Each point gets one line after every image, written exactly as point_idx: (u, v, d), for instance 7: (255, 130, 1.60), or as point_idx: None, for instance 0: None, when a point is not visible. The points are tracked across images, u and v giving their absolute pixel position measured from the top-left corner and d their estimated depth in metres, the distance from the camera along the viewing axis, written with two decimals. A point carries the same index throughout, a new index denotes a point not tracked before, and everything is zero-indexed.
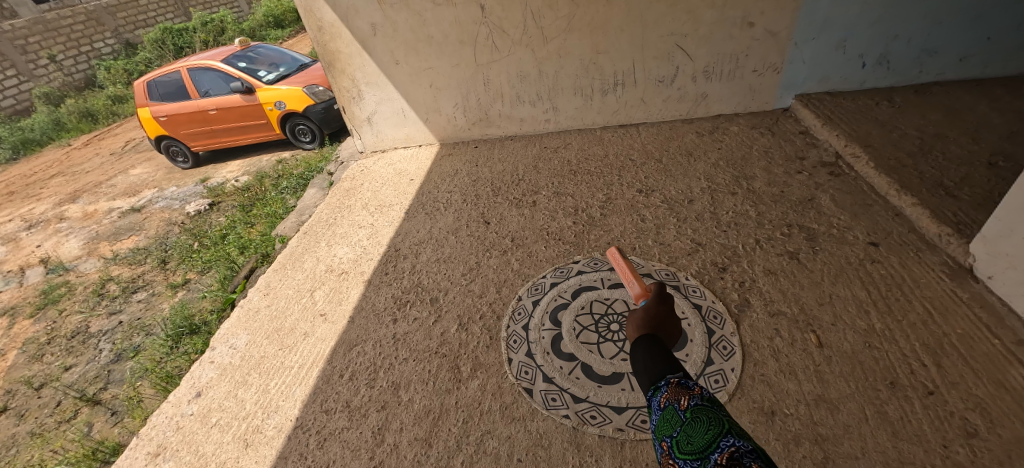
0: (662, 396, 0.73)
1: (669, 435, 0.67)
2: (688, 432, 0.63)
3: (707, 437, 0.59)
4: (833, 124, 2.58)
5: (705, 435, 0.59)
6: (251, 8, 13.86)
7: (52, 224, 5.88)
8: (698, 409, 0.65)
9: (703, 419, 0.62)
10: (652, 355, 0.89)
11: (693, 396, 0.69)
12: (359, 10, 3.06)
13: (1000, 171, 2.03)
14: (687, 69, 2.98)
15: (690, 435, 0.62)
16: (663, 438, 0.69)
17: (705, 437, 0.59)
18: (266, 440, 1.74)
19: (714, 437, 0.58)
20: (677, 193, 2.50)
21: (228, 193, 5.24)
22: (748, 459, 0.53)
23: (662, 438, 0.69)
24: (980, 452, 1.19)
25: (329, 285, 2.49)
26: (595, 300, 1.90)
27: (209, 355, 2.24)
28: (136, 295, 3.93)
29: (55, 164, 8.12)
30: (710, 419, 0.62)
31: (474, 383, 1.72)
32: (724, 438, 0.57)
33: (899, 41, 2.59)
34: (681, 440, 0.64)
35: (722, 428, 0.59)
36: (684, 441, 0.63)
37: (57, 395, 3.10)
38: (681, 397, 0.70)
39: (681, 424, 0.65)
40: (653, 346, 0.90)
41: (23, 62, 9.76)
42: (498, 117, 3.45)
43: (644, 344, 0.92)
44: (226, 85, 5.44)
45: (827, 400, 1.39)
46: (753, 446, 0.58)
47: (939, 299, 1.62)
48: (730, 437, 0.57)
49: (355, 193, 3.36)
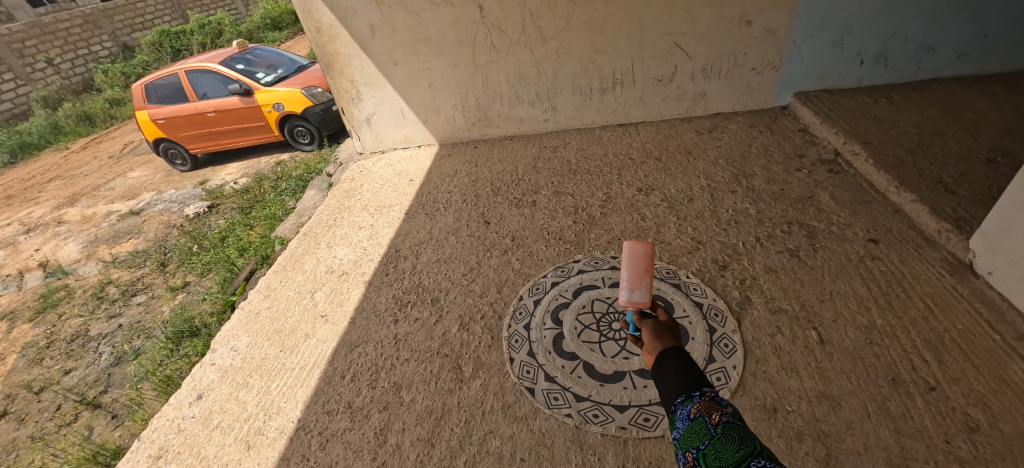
0: (693, 405, 0.71)
1: (693, 447, 0.66)
2: (716, 448, 0.61)
3: (737, 456, 0.57)
4: (832, 122, 2.59)
5: (735, 454, 0.58)
6: (247, 10, 13.86)
7: (51, 228, 5.86)
8: (729, 426, 0.63)
9: (734, 436, 0.60)
10: (688, 365, 0.80)
11: (724, 412, 0.67)
12: (357, 11, 3.07)
13: (999, 167, 2.03)
14: (686, 68, 2.98)
15: (718, 450, 0.61)
16: (686, 448, 0.68)
17: (734, 455, 0.58)
18: (269, 442, 1.73)
19: (745, 457, 0.57)
20: (676, 191, 2.51)
21: (228, 196, 5.21)
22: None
23: (685, 448, 0.67)
24: (982, 447, 1.19)
25: (329, 287, 2.49)
26: (596, 299, 1.90)
27: (210, 358, 2.23)
28: (135, 298, 3.92)
29: (53, 167, 8.12)
30: (740, 437, 0.60)
31: (476, 383, 1.72)
32: (755, 459, 0.56)
33: (897, 38, 2.60)
34: (707, 454, 0.62)
35: (754, 449, 0.58)
36: (711, 455, 0.61)
37: (57, 399, 3.08)
38: (712, 412, 0.68)
39: (709, 438, 0.64)
40: (691, 358, 0.82)
41: (19, 65, 9.73)
42: (497, 117, 3.45)
43: (680, 354, 0.83)
44: (224, 87, 5.42)
45: (829, 397, 1.39)
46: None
47: (939, 294, 1.62)
48: (762, 459, 0.56)
49: (354, 194, 3.35)
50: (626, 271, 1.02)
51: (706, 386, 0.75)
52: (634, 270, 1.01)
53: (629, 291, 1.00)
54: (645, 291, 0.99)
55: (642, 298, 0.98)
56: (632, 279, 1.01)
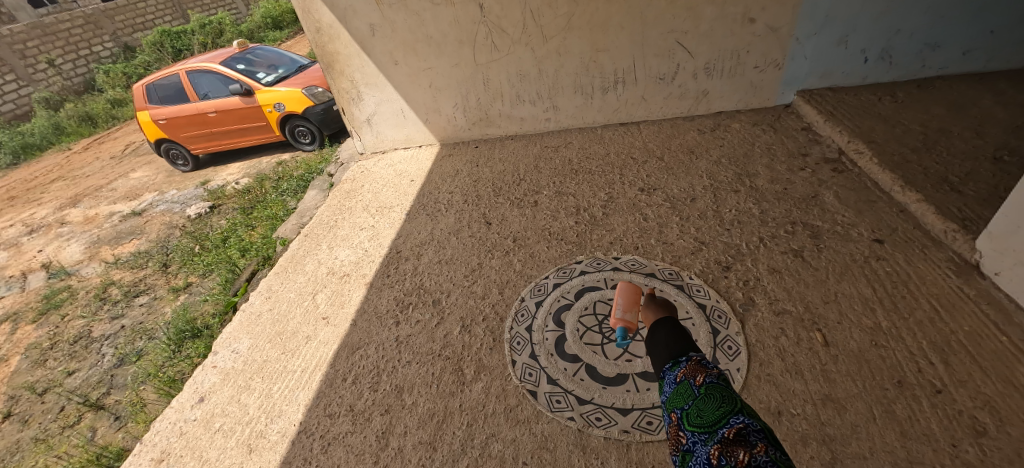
0: (681, 368, 0.87)
1: (679, 407, 0.78)
2: (699, 406, 0.73)
3: (717, 413, 0.68)
4: (836, 120, 2.56)
5: (715, 411, 0.68)
6: (248, 10, 13.86)
7: (53, 229, 5.88)
8: (712, 387, 0.75)
9: (717, 396, 0.72)
10: (675, 335, 1.02)
11: (708, 375, 0.80)
12: (357, 11, 3.05)
13: (1005, 166, 2.01)
14: (687, 67, 2.96)
15: (701, 408, 0.72)
16: (672, 409, 0.79)
17: (716, 413, 0.68)
18: (270, 445, 1.73)
19: (725, 413, 0.67)
20: (678, 191, 2.49)
21: (229, 196, 5.22)
22: (754, 437, 0.61)
23: (672, 408, 0.80)
24: (989, 451, 1.18)
25: (330, 288, 2.48)
26: (598, 301, 1.89)
27: (211, 360, 2.23)
28: (137, 300, 3.93)
29: (55, 168, 8.14)
30: (722, 398, 0.71)
31: (478, 385, 1.71)
32: (734, 416, 0.66)
33: (902, 35, 2.57)
34: (691, 412, 0.73)
35: (734, 407, 0.68)
36: (694, 414, 0.72)
37: (61, 400, 3.09)
38: (697, 375, 0.81)
39: (693, 398, 0.76)
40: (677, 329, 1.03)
41: (22, 67, 9.77)
42: (498, 117, 3.44)
43: (670, 324, 1.05)
44: (225, 87, 5.43)
45: (834, 400, 1.38)
46: (758, 424, 0.66)
47: (946, 296, 1.61)
48: (740, 415, 0.66)
49: (355, 195, 3.35)
50: (620, 299, 1.37)
51: (692, 352, 0.93)
52: (626, 298, 1.37)
53: (621, 312, 1.36)
54: (633, 315, 1.36)
55: (630, 318, 1.35)
56: (623, 305, 1.37)
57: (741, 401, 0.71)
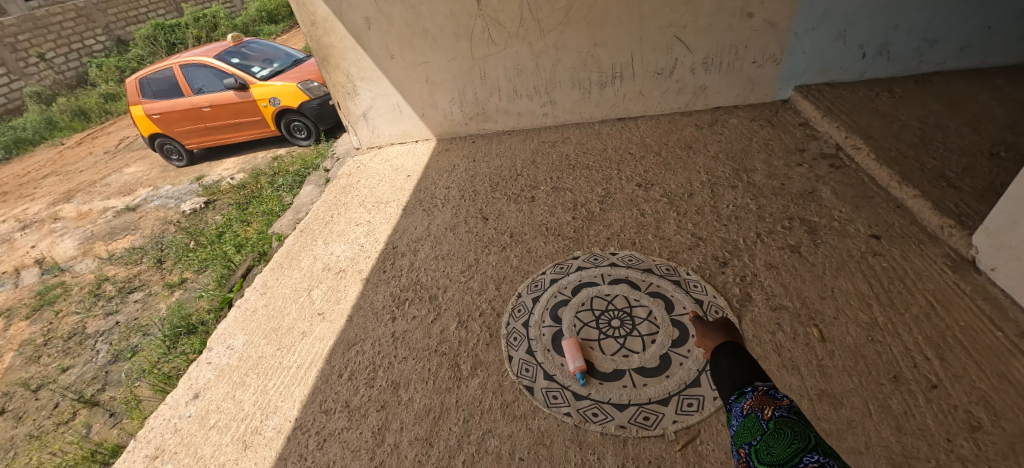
0: (747, 400, 0.86)
1: (747, 442, 0.77)
2: (767, 443, 0.71)
3: (789, 451, 0.65)
4: (834, 116, 2.56)
5: (787, 448, 0.66)
6: (244, 4, 13.71)
7: (47, 225, 5.82)
8: (779, 420, 0.74)
9: (786, 429, 0.71)
10: (740, 361, 0.99)
11: (776, 407, 0.79)
12: (352, 4, 3.01)
13: (1002, 161, 2.01)
14: (686, 61, 2.94)
15: (768, 444, 0.71)
16: (741, 444, 0.80)
17: (787, 449, 0.66)
18: (266, 441, 1.72)
19: (795, 450, 0.64)
20: (676, 186, 2.48)
21: (224, 191, 5.18)
22: None
23: (740, 442, 0.80)
24: (984, 445, 1.18)
25: (326, 284, 2.46)
26: (595, 297, 1.88)
27: (206, 356, 2.22)
28: (132, 295, 3.90)
29: (48, 163, 8.05)
30: (793, 433, 0.69)
31: (474, 381, 1.71)
32: (807, 454, 0.62)
33: (900, 31, 2.56)
34: (760, 448, 0.73)
35: (806, 443, 0.65)
36: (763, 450, 0.72)
37: (55, 397, 3.07)
38: (764, 407, 0.80)
39: (761, 432, 0.75)
40: (743, 355, 1.00)
41: (12, 60, 9.64)
42: (496, 111, 3.42)
43: (732, 351, 1.02)
44: (220, 81, 5.38)
45: (831, 395, 1.38)
46: (836, 462, 0.62)
47: (942, 291, 1.61)
48: (813, 453, 0.62)
49: (351, 190, 3.32)
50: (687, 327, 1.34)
51: (758, 382, 0.90)
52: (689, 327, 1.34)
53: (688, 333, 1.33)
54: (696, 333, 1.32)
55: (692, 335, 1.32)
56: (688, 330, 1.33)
57: (814, 435, 0.67)
